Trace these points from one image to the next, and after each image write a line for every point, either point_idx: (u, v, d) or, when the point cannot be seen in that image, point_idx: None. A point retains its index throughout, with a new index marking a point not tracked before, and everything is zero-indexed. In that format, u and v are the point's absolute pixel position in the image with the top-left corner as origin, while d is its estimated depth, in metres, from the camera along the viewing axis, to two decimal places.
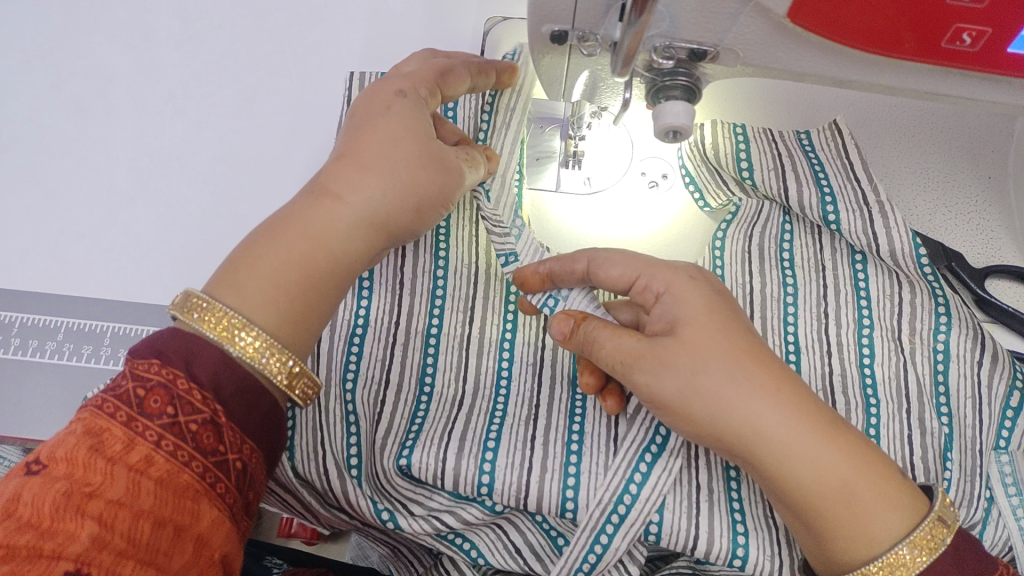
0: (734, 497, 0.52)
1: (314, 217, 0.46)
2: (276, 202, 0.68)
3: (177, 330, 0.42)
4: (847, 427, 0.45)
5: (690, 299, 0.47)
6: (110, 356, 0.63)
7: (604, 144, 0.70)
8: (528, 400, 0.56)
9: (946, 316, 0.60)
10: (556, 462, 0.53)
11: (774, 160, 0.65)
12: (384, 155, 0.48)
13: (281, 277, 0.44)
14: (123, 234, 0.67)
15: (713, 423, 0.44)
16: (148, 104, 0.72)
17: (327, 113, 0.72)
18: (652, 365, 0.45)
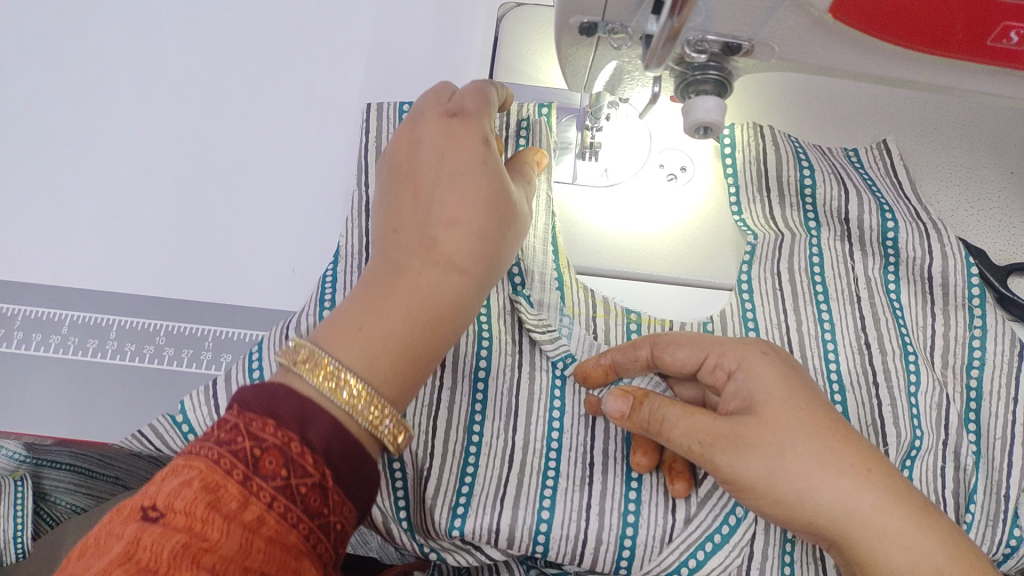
0: (787, 552, 0.55)
1: (428, 279, 0.44)
2: (288, 196, 0.67)
3: (291, 390, 0.41)
4: (931, 509, 0.46)
5: (767, 378, 0.49)
6: (117, 351, 0.62)
7: (623, 136, 0.69)
8: (583, 455, 0.56)
9: (980, 334, 0.61)
10: (611, 534, 0.53)
11: (833, 173, 0.67)
12: (487, 215, 0.46)
13: (399, 339, 0.43)
14: (128, 225, 0.65)
15: (802, 500, 0.45)
16: (153, 90, 0.70)
17: (338, 104, 0.71)
18: (740, 447, 0.46)
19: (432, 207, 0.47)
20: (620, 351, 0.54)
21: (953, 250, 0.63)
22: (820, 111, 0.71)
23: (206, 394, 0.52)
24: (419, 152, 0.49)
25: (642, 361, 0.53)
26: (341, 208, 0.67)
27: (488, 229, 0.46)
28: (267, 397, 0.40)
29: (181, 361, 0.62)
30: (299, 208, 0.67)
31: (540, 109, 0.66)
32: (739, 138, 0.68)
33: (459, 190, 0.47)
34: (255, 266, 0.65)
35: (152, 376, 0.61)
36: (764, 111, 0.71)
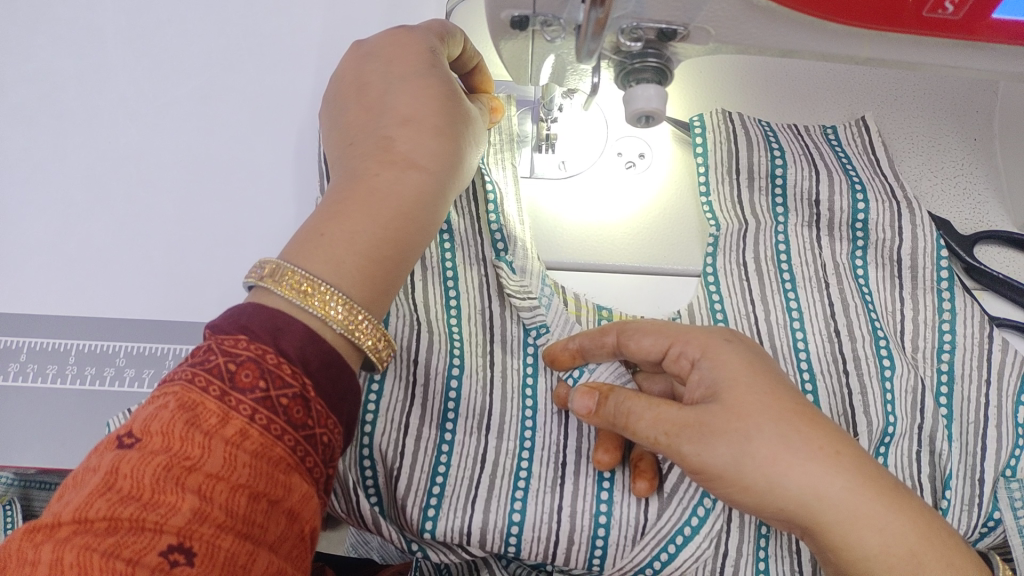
0: (761, 547, 0.55)
1: (388, 176, 0.45)
2: (242, 207, 0.66)
3: (259, 305, 0.39)
4: (901, 489, 0.45)
5: (731, 366, 0.47)
6: (76, 376, 0.61)
7: (579, 126, 0.67)
8: (554, 456, 0.55)
9: (949, 313, 0.60)
10: (584, 533, 0.52)
11: (804, 155, 0.65)
12: (440, 118, 0.48)
13: (362, 232, 0.42)
14: (82, 246, 0.65)
15: (773, 488, 0.43)
16: (100, 107, 0.69)
17: (287, 109, 0.70)
18: (707, 438, 0.44)
19: (383, 113, 0.48)
20: (590, 334, 0.52)
21: (926, 233, 0.63)
22: (778, 88, 0.70)
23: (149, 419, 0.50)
24: (365, 75, 0.50)
25: (609, 347, 0.51)
26: (299, 215, 0.66)
27: (442, 125, 0.48)
28: (234, 319, 0.38)
29: (143, 382, 0.61)
30: (256, 218, 0.66)
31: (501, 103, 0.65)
32: (710, 123, 0.66)
33: (410, 93, 0.48)
34: (212, 280, 0.64)
35: (114, 399, 0.61)
36: (726, 91, 0.70)
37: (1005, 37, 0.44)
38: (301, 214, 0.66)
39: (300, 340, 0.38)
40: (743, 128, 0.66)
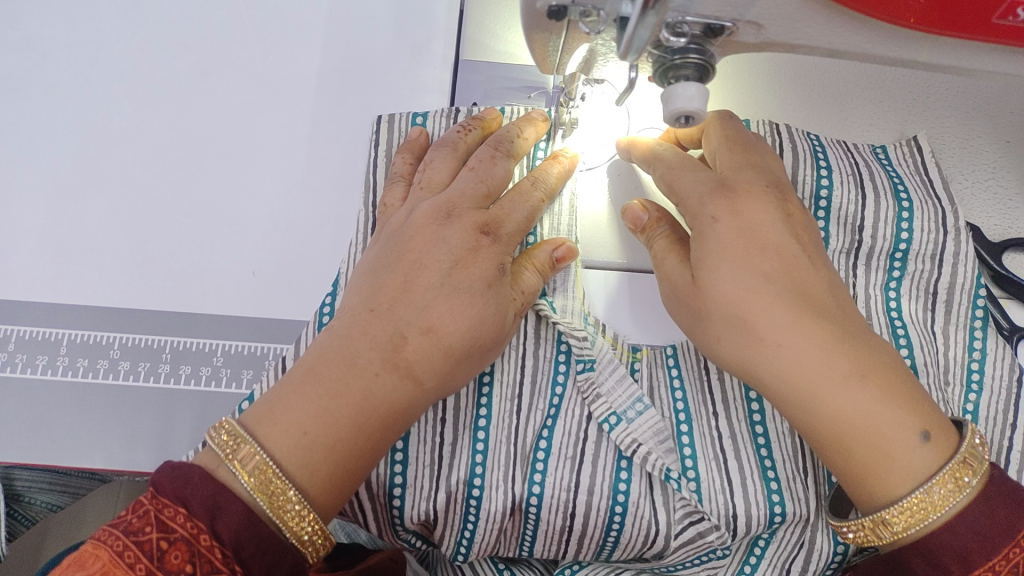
0: (756, 545, 0.56)
1: (380, 382, 0.46)
2: (243, 192, 0.62)
3: (206, 473, 0.41)
4: (889, 375, 0.46)
5: (783, 244, 0.50)
6: (68, 368, 0.58)
7: (599, 115, 0.63)
8: (562, 510, 0.53)
9: (980, 339, 0.59)
10: (597, 534, 0.54)
11: (853, 174, 0.61)
12: (465, 334, 0.48)
13: (325, 449, 0.44)
14: (73, 229, 0.61)
15: (769, 379, 0.47)
16: (92, 79, 0.65)
17: (291, 85, 0.65)
18: (705, 304, 0.49)
19: (416, 305, 0.48)
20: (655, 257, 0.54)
21: (966, 264, 0.60)
22: (810, 88, 0.66)
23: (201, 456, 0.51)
24: (423, 246, 0.51)
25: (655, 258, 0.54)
26: (302, 204, 0.62)
27: (462, 344, 0.48)
28: (271, 406, 0.45)
29: (138, 376, 0.58)
30: (256, 205, 0.62)
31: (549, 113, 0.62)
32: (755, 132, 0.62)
33: (452, 301, 0.49)
34: (211, 269, 0.61)
35: (107, 392, 0.58)
36: (765, 95, 0.65)
37: None
38: (304, 202, 0.62)
39: (291, 450, 0.43)
40: (791, 141, 0.61)
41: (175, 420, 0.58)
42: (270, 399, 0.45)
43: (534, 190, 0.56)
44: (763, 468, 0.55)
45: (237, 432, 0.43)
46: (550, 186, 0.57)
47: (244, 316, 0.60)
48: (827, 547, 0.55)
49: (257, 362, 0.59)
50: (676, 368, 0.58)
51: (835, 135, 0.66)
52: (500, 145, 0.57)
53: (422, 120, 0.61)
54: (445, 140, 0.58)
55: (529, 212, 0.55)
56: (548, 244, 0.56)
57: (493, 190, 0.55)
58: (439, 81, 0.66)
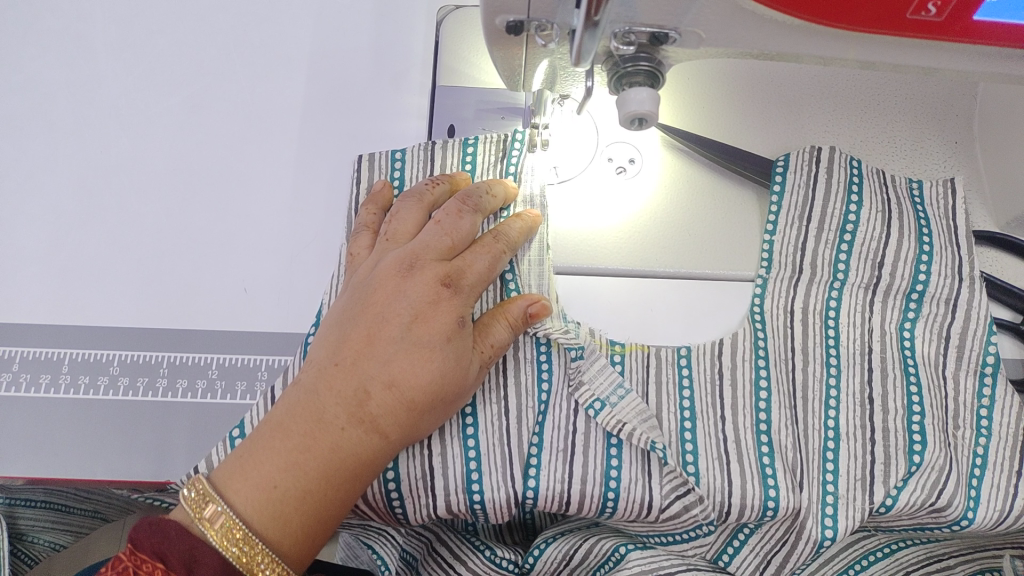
0: (741, 531, 0.59)
1: (345, 437, 0.48)
2: (234, 216, 0.66)
3: (183, 530, 0.44)
4: None
5: None
6: (68, 386, 0.61)
7: (568, 131, 0.69)
8: (557, 501, 0.55)
9: (991, 379, 0.60)
10: (594, 500, 0.55)
11: (883, 210, 0.64)
12: (425, 389, 0.50)
13: (293, 502, 0.46)
14: (74, 255, 0.65)
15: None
16: (91, 117, 0.69)
17: (278, 117, 0.70)
18: None
19: (377, 361, 0.50)
20: None
21: (980, 317, 0.61)
22: (765, 94, 0.71)
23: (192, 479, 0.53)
24: (385, 300, 0.53)
25: None
26: (291, 224, 0.66)
27: (423, 397, 0.50)
28: (243, 462, 0.47)
29: (136, 391, 0.61)
30: (248, 227, 0.66)
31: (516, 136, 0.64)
32: (793, 165, 0.66)
33: (411, 356, 0.51)
34: (204, 288, 0.64)
35: (106, 407, 0.60)
36: (717, 114, 0.70)
37: (983, 40, 0.47)
38: (293, 224, 0.66)
39: (261, 506, 0.46)
40: (826, 176, 0.65)
41: (171, 431, 0.60)
42: (242, 454, 0.47)
43: (496, 243, 0.57)
44: (760, 464, 0.57)
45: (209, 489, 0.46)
46: (514, 240, 0.58)
47: (237, 333, 0.63)
48: (816, 529, 0.56)
49: (249, 373, 0.61)
50: (688, 379, 0.59)
51: (796, 142, 0.70)
52: (467, 198, 0.58)
53: (401, 165, 0.64)
54: (412, 191, 0.59)
55: (490, 262, 0.56)
56: (522, 299, 0.56)
57: (458, 243, 0.56)
58: (418, 106, 0.70)
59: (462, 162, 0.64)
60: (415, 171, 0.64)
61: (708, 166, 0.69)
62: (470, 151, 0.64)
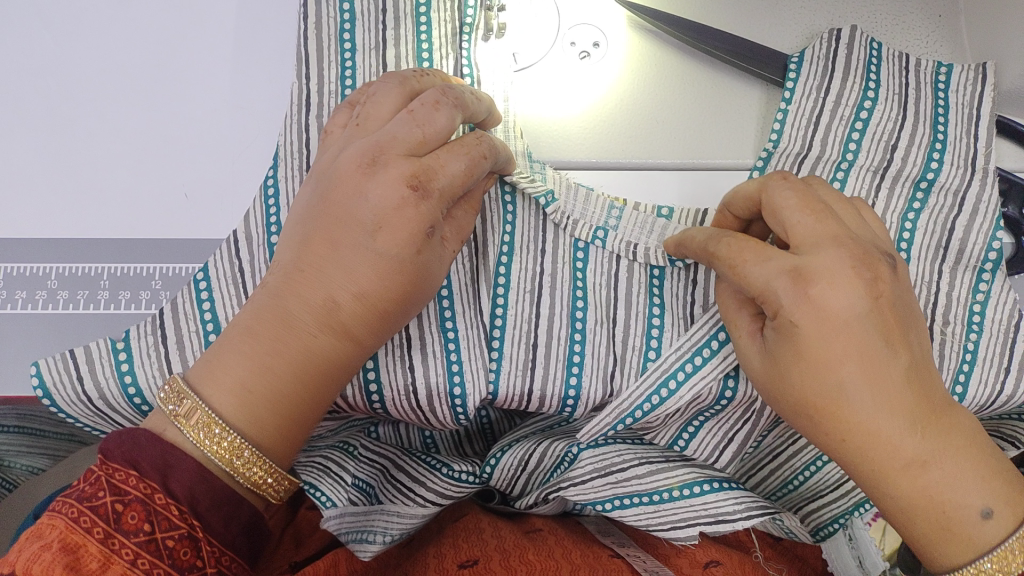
0: (690, 425, 0.58)
1: (317, 342, 0.46)
2: (172, 118, 0.62)
3: (153, 438, 0.43)
4: (947, 410, 0.46)
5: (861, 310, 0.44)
6: (6, 301, 0.58)
7: (527, 15, 0.64)
8: (517, 396, 0.55)
9: (989, 274, 0.57)
10: (557, 388, 0.55)
11: (899, 94, 0.61)
12: (396, 290, 0.47)
13: (271, 410, 0.45)
14: (2, 163, 0.61)
15: (787, 402, 0.47)
16: (7, 13, 0.63)
17: (212, 7, 0.64)
18: (848, 427, 0.45)
19: (342, 268, 0.47)
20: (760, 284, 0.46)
21: (988, 211, 0.58)
22: None
23: (153, 324, 0.55)
24: (347, 199, 0.47)
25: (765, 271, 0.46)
26: (234, 123, 0.62)
27: (394, 306, 0.48)
28: (212, 364, 0.45)
29: (78, 304, 0.58)
30: (187, 127, 0.61)
31: None
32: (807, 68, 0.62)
33: (378, 267, 0.46)
34: (145, 193, 0.60)
35: (48, 323, 0.57)
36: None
37: None
38: (236, 122, 0.62)
39: (237, 410, 0.44)
40: (846, 52, 0.62)
41: None
42: (210, 356, 0.46)
43: (475, 149, 0.49)
44: None
45: (182, 388, 0.44)
46: (495, 143, 0.51)
47: (183, 239, 0.59)
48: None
49: None
50: (657, 265, 0.57)
51: (770, 20, 0.66)
52: (448, 89, 0.49)
53: (350, 31, 0.59)
54: (397, 74, 0.51)
55: (467, 168, 0.48)
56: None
57: (432, 138, 0.48)
58: None
59: (417, 44, 0.59)
60: (367, 52, 0.59)
61: (677, 48, 0.65)
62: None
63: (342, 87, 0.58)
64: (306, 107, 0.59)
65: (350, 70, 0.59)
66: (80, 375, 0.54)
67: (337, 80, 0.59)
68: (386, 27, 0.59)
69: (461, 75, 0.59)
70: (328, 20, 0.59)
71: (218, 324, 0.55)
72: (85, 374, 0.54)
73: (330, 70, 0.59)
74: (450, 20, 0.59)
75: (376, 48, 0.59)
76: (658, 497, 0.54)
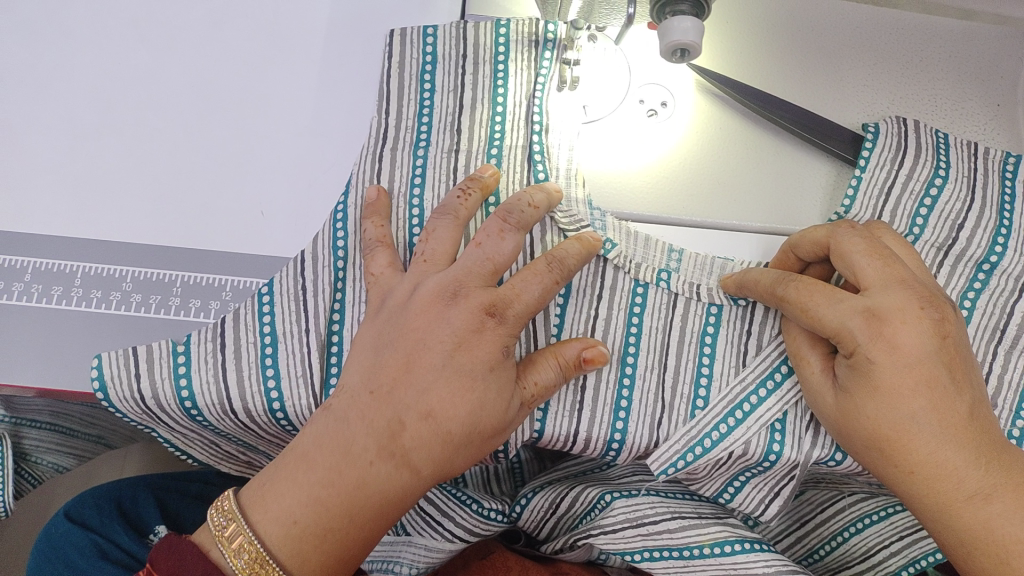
0: (737, 478, 0.59)
1: (375, 471, 0.47)
2: (254, 139, 0.64)
3: (197, 555, 0.45)
4: (1010, 453, 0.48)
5: (926, 348, 0.48)
6: (81, 299, 0.60)
7: (601, 69, 0.67)
8: (562, 439, 0.57)
9: None
10: (603, 431, 0.56)
11: (968, 177, 0.63)
12: (467, 420, 0.48)
13: (319, 535, 0.46)
14: (90, 167, 0.64)
15: (856, 436, 0.50)
16: (109, 27, 0.67)
17: (301, 39, 0.67)
18: (912, 457, 0.48)
19: (412, 389, 0.49)
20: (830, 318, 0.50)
21: None
22: (803, 42, 0.69)
23: (213, 332, 0.57)
24: (427, 327, 0.50)
25: (835, 309, 0.50)
26: (313, 150, 0.64)
27: (461, 431, 0.48)
28: (267, 490, 0.47)
29: (149, 308, 0.60)
30: (267, 149, 0.64)
31: (546, 27, 0.62)
32: (882, 143, 0.64)
33: (449, 390, 0.48)
34: (222, 209, 0.63)
35: (119, 323, 0.60)
36: (753, 60, 0.68)
37: None
38: (314, 149, 0.64)
39: (282, 538, 0.46)
40: (914, 135, 0.64)
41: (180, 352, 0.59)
42: (265, 483, 0.48)
43: (550, 269, 0.51)
44: (771, 424, 0.57)
45: (232, 511, 0.47)
46: (571, 265, 0.52)
47: (257, 256, 0.62)
48: (824, 454, 0.56)
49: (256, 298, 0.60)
50: (714, 304, 0.59)
51: (834, 95, 0.68)
52: (509, 213, 0.53)
53: (431, 71, 0.62)
54: (443, 207, 0.55)
55: (542, 290, 0.51)
56: (576, 341, 0.54)
57: (501, 265, 0.52)
58: None
59: (492, 93, 0.61)
60: (447, 91, 0.61)
61: (741, 113, 0.68)
62: (504, 29, 0.62)
63: (418, 123, 0.61)
64: (382, 140, 0.61)
65: (429, 104, 0.61)
66: (138, 373, 0.56)
67: (413, 121, 0.61)
68: (465, 72, 0.61)
69: (532, 120, 0.61)
70: (410, 62, 0.62)
71: (275, 336, 0.57)
72: (144, 373, 0.56)
73: (410, 107, 0.61)
74: (526, 67, 0.62)
75: (454, 89, 0.61)
76: (689, 552, 0.54)
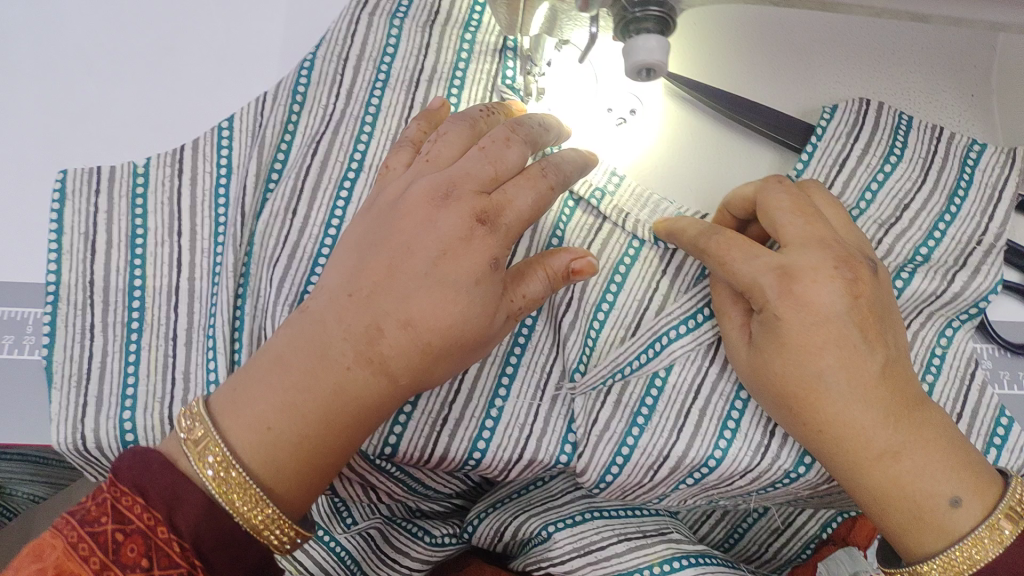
0: (615, 463, 0.57)
1: (342, 362, 0.48)
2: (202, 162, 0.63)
3: (166, 466, 0.45)
4: (925, 412, 0.49)
5: (838, 306, 0.49)
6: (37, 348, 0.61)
7: (567, 79, 0.61)
8: (419, 450, 0.57)
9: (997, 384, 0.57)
10: (476, 411, 0.57)
11: (923, 159, 0.61)
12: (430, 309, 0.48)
13: (291, 447, 0.47)
14: None
15: (770, 391, 0.51)
16: None
17: None
18: (823, 415, 0.49)
19: (399, 292, 0.48)
20: (744, 272, 0.50)
21: (990, 272, 0.59)
22: (765, 38, 0.67)
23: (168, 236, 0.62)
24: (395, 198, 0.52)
25: (749, 264, 0.50)
26: None
27: (439, 340, 0.48)
28: (236, 394, 0.48)
29: None
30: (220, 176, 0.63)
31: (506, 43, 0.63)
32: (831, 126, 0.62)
33: (432, 291, 0.48)
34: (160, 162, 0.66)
35: None
36: (720, 61, 0.66)
37: None
38: None
39: (253, 450, 0.46)
40: (875, 115, 0.62)
41: None
42: (239, 380, 0.48)
43: (542, 178, 0.51)
44: (638, 408, 0.57)
45: (197, 415, 0.47)
46: (565, 174, 0.52)
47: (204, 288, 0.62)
48: (722, 406, 0.57)
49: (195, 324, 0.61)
50: (637, 239, 0.60)
51: (800, 93, 0.66)
52: (518, 124, 0.52)
53: (379, 95, 0.62)
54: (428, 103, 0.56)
55: (535, 198, 0.50)
56: (567, 252, 0.51)
57: (505, 173, 0.51)
58: None
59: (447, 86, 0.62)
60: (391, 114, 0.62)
61: (707, 114, 0.66)
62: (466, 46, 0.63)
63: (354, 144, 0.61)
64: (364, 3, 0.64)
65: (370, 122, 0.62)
66: (83, 418, 0.58)
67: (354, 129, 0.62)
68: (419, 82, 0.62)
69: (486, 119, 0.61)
70: None
71: (230, 167, 0.63)
72: (91, 431, 0.58)
73: (349, 125, 0.62)
74: (487, 76, 0.63)
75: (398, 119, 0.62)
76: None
